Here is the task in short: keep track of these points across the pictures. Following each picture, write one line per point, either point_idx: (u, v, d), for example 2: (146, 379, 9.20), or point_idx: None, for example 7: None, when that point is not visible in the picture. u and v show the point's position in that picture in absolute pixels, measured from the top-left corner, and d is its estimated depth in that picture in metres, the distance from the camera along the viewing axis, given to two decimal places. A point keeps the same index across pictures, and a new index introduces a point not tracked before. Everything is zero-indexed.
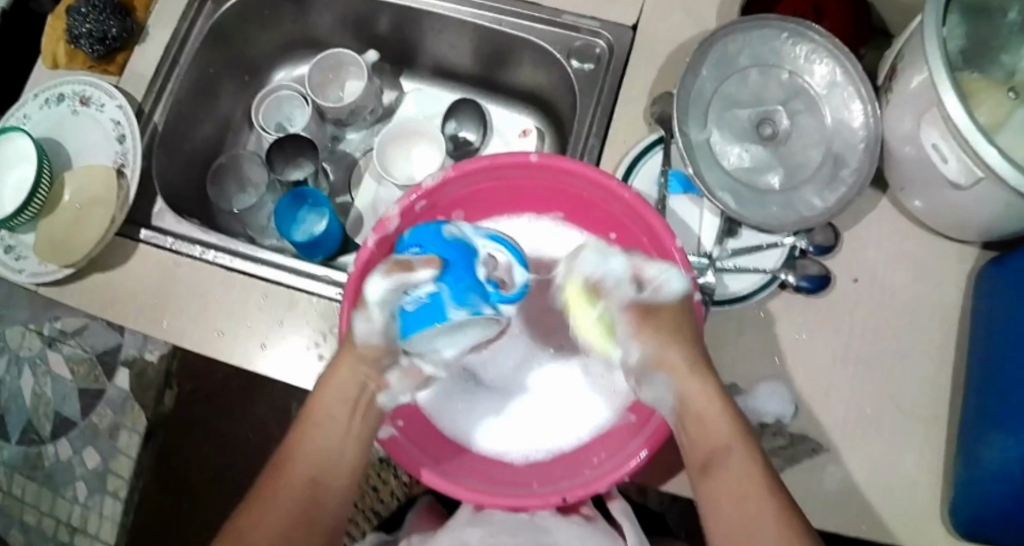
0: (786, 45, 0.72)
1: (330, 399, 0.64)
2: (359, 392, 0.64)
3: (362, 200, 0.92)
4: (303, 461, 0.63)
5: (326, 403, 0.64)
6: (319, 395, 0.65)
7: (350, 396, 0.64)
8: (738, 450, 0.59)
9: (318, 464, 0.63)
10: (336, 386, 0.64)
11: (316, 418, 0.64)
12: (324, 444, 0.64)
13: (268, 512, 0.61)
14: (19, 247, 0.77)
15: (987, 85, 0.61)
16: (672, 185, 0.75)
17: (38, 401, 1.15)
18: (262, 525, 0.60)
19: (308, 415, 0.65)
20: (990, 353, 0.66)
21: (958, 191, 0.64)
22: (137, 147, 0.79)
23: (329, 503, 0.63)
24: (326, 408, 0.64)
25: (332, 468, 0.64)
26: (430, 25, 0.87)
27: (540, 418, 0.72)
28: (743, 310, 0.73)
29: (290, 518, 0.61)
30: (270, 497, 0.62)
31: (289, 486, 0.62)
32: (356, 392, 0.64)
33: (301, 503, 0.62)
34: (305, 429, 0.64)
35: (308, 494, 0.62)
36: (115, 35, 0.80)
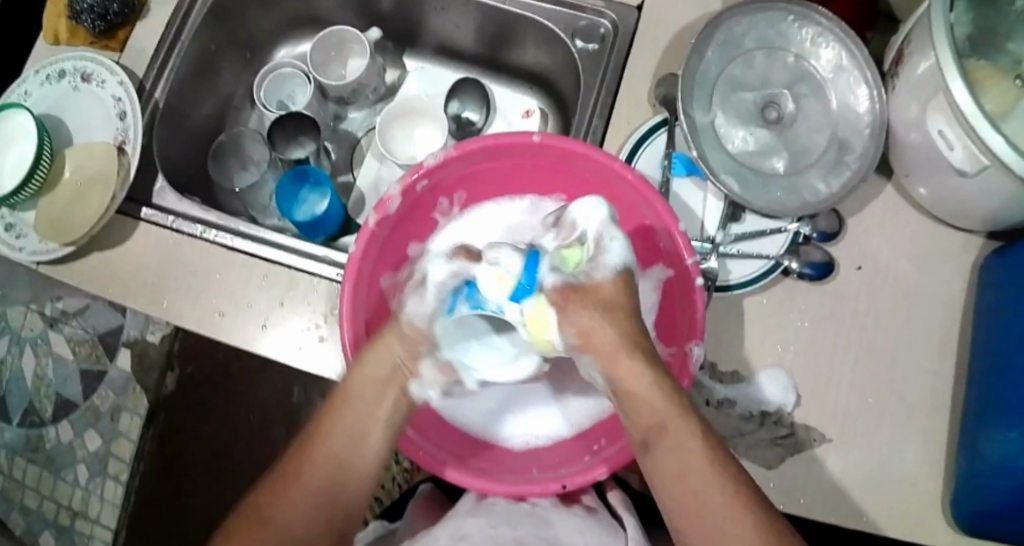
0: (793, 28, 0.71)
1: (363, 378, 0.60)
2: (394, 373, 0.60)
3: (364, 178, 0.91)
4: (331, 438, 0.60)
5: (357, 390, 0.61)
6: (353, 375, 0.61)
7: (383, 375, 0.60)
8: (682, 426, 0.56)
9: (346, 443, 0.60)
10: (373, 362, 0.60)
11: (349, 396, 0.61)
12: (354, 422, 0.60)
13: (292, 492, 0.59)
14: (20, 226, 0.77)
15: (992, 74, 0.60)
16: (676, 167, 0.74)
17: (39, 382, 1.18)
18: (285, 506, 0.59)
19: (342, 392, 0.61)
20: (993, 343, 0.65)
21: (964, 179, 0.63)
22: (137, 123, 0.78)
23: (354, 480, 0.61)
24: (359, 386, 0.60)
25: (360, 447, 0.61)
26: (433, 5, 0.86)
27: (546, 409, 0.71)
28: (744, 296, 0.72)
29: (314, 498, 0.59)
30: (296, 474, 0.60)
31: (317, 466, 0.60)
32: (385, 381, 0.61)
33: (326, 484, 0.60)
34: (341, 405, 0.61)
35: (333, 473, 0.60)
36: (116, 11, 0.80)
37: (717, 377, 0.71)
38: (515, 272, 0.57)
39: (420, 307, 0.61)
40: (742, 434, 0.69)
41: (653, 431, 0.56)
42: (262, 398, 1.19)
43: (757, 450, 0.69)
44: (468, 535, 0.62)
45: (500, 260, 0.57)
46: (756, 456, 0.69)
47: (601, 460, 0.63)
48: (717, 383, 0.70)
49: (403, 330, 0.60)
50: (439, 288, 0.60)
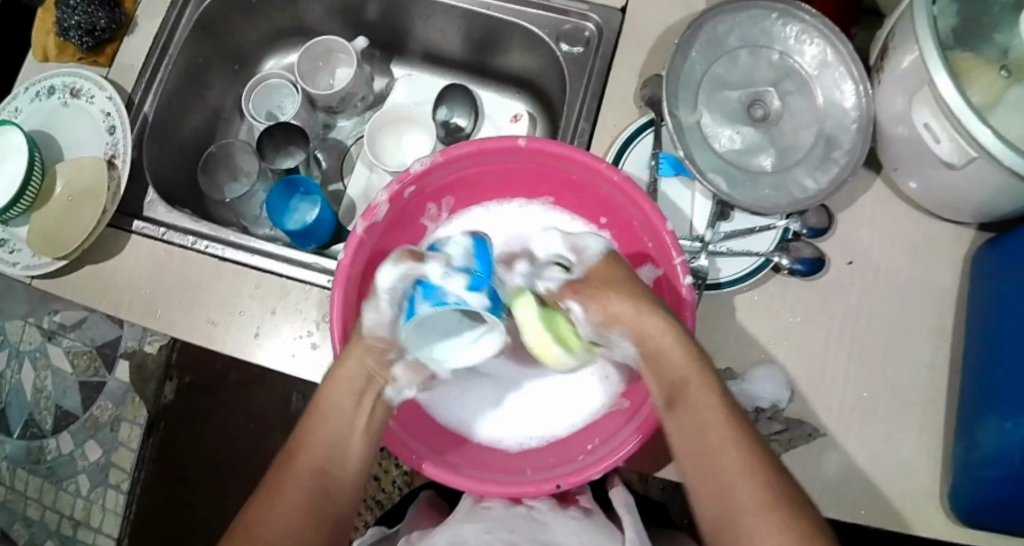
0: (776, 26, 0.71)
1: (337, 390, 0.62)
2: (366, 383, 0.62)
3: (354, 186, 0.90)
4: (313, 453, 0.62)
5: (330, 402, 0.63)
6: (329, 386, 0.63)
7: (358, 386, 0.62)
8: (699, 385, 0.59)
9: (328, 456, 0.62)
10: (343, 375, 0.62)
11: (326, 410, 0.63)
12: (334, 435, 0.62)
13: (276, 514, 0.59)
14: (13, 241, 0.77)
15: (980, 63, 0.60)
16: (663, 167, 0.74)
17: (39, 395, 1.18)
18: (269, 529, 0.58)
19: (318, 407, 0.63)
20: (986, 334, 0.65)
21: (952, 171, 0.63)
22: (126, 137, 0.78)
23: (337, 494, 0.62)
24: (335, 398, 0.62)
25: (341, 459, 0.62)
26: (420, 11, 0.86)
27: (537, 411, 0.71)
28: (734, 294, 0.72)
29: (299, 517, 0.59)
30: (280, 495, 0.60)
31: (301, 483, 0.60)
32: (356, 389, 0.62)
33: (311, 499, 0.60)
34: (317, 421, 0.63)
35: (317, 487, 0.61)
36: (104, 27, 0.81)
37: None
38: (471, 264, 0.57)
39: (378, 317, 0.60)
40: None
41: (675, 391, 0.60)
42: (262, 405, 1.20)
43: None
44: (466, 542, 0.62)
45: (450, 254, 0.57)
46: None
47: (594, 458, 0.63)
48: None
49: (367, 342, 0.60)
50: (391, 293, 0.58)
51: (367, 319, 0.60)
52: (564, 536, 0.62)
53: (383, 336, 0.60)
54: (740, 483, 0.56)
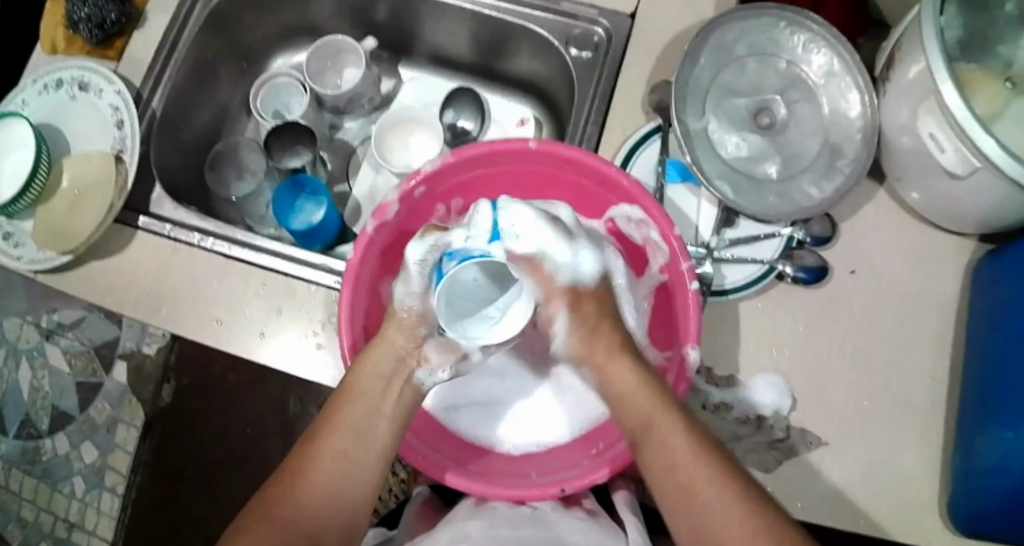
0: (784, 35, 0.72)
1: (366, 372, 0.61)
2: (397, 367, 0.61)
3: (360, 186, 0.92)
4: (340, 434, 0.60)
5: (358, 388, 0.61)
6: (361, 367, 0.61)
7: (385, 373, 0.61)
8: (664, 419, 0.57)
9: (356, 435, 0.60)
10: (375, 359, 0.61)
11: (356, 390, 0.61)
12: (359, 416, 0.60)
13: (298, 492, 0.58)
14: (17, 234, 0.77)
15: (981, 76, 0.61)
16: (669, 173, 0.75)
17: (36, 394, 1.15)
18: (290, 507, 0.58)
19: (345, 391, 0.61)
20: (987, 343, 0.66)
21: (956, 181, 0.64)
22: (135, 131, 0.79)
23: (364, 476, 0.60)
24: (367, 377, 0.61)
25: (369, 440, 0.60)
26: (429, 14, 0.87)
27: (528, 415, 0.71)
28: (739, 300, 0.72)
29: (324, 496, 0.59)
30: (305, 472, 0.59)
31: (328, 462, 0.59)
32: (385, 376, 0.61)
33: (338, 480, 0.59)
34: (343, 403, 0.61)
35: (343, 467, 0.60)
36: (113, 20, 0.80)
37: (713, 381, 0.71)
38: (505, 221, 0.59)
39: (409, 291, 0.60)
40: (739, 438, 0.70)
41: (637, 431, 0.58)
42: (260, 408, 1.19)
43: (754, 454, 0.69)
44: (469, 535, 0.62)
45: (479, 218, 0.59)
46: (754, 460, 0.69)
47: (599, 464, 0.63)
48: (713, 387, 0.71)
49: (402, 319, 0.60)
50: (421, 267, 0.59)
51: (397, 296, 0.60)
52: (567, 534, 0.62)
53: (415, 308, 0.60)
54: (718, 519, 0.54)
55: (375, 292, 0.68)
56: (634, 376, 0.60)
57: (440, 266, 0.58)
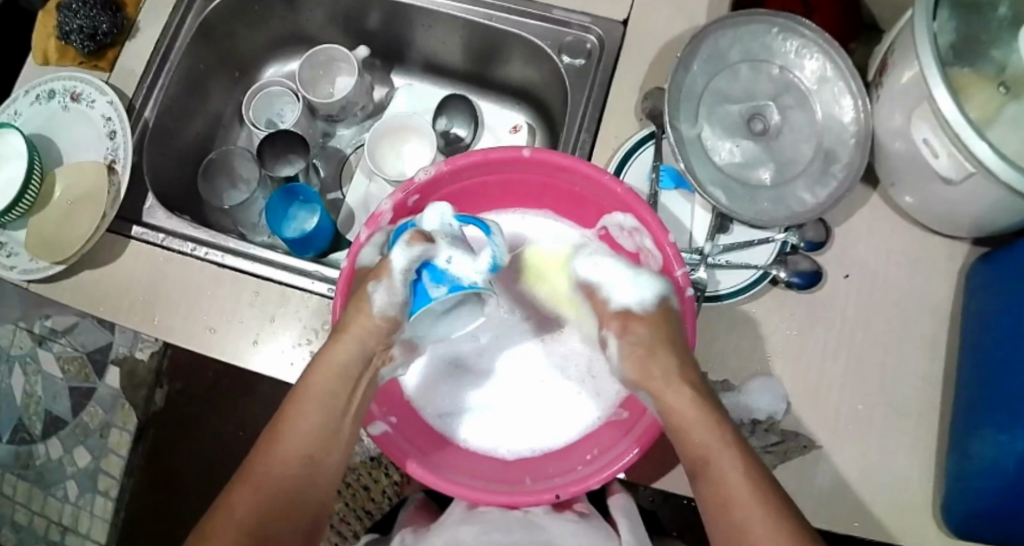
0: (777, 41, 0.72)
1: (324, 375, 0.63)
2: (361, 367, 0.64)
3: (353, 194, 0.91)
4: (296, 437, 0.62)
5: (317, 390, 0.63)
6: (318, 371, 0.63)
7: (352, 371, 0.64)
8: (725, 456, 0.58)
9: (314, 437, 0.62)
10: (341, 353, 0.63)
11: (311, 393, 0.63)
12: (318, 419, 0.62)
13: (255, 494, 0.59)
14: (9, 244, 0.77)
15: (976, 80, 0.61)
16: (663, 179, 0.75)
17: (29, 399, 1.16)
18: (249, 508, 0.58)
19: (300, 394, 0.63)
20: (981, 347, 0.66)
21: (948, 186, 0.64)
22: (127, 142, 0.78)
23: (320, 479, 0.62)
24: (325, 379, 0.63)
25: (326, 442, 0.62)
26: (421, 20, 0.87)
27: (518, 420, 0.71)
28: (734, 305, 0.73)
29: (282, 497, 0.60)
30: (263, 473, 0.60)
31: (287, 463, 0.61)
32: (349, 374, 0.63)
33: (295, 481, 0.61)
34: (298, 407, 0.62)
35: (302, 470, 0.61)
36: (106, 31, 0.80)
37: None
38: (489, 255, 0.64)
39: (390, 297, 0.63)
40: None
41: (701, 464, 0.59)
42: (253, 414, 1.19)
43: None
44: (461, 543, 0.63)
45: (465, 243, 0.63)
46: None
47: (594, 470, 0.63)
48: None
49: (375, 323, 0.64)
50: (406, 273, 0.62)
51: (376, 300, 0.63)
52: (565, 540, 0.62)
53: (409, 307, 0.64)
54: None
55: None
56: (695, 416, 0.60)
57: (421, 280, 0.63)
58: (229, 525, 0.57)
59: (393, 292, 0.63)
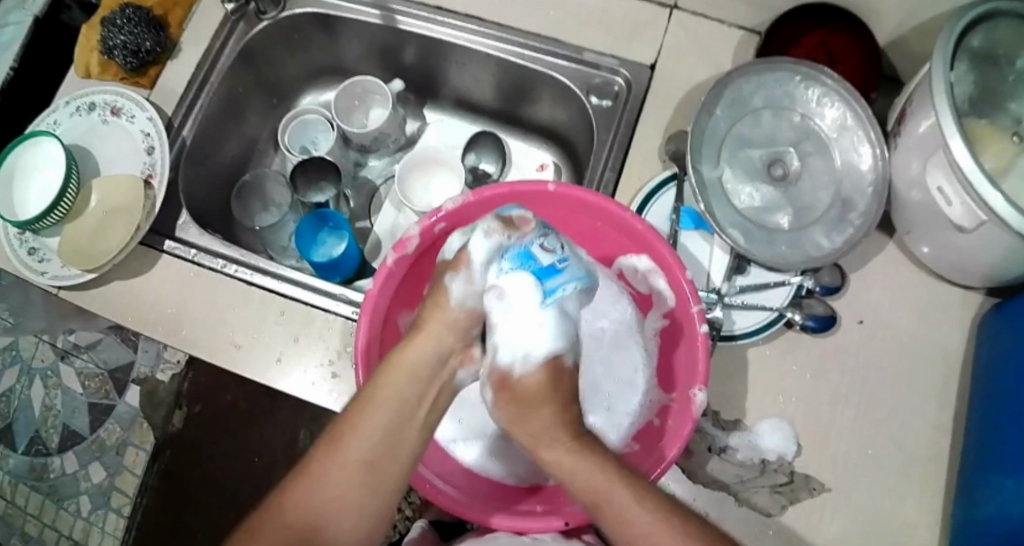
0: (799, 89, 0.74)
1: (400, 378, 0.59)
2: (435, 368, 0.59)
3: (381, 223, 0.95)
4: (358, 443, 0.57)
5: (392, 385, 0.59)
6: (391, 370, 0.59)
7: (424, 372, 0.59)
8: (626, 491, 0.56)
9: (376, 450, 0.57)
10: (412, 355, 0.59)
11: (381, 397, 0.58)
12: (381, 436, 0.58)
13: (309, 502, 0.57)
14: (42, 250, 0.79)
15: (990, 131, 0.63)
16: (684, 220, 0.77)
17: (47, 413, 1.18)
18: (292, 517, 0.57)
19: (372, 390, 0.59)
20: (990, 392, 0.67)
21: (962, 234, 0.65)
22: (165, 158, 0.81)
23: (384, 489, 0.58)
24: (394, 385, 0.58)
25: (392, 451, 0.58)
26: (453, 57, 0.90)
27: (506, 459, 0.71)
28: (748, 345, 0.73)
29: (333, 511, 0.57)
30: (320, 477, 0.57)
31: (344, 475, 0.57)
32: (422, 376, 0.59)
33: (356, 491, 0.57)
34: (355, 422, 0.58)
35: (364, 480, 0.57)
36: (148, 49, 0.84)
37: (719, 424, 0.72)
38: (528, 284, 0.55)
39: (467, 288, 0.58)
40: (744, 480, 0.70)
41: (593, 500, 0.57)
42: (267, 437, 1.19)
43: (757, 498, 0.69)
44: None
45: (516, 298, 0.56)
46: (757, 503, 0.69)
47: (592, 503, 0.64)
48: (719, 430, 0.72)
49: (451, 315, 0.59)
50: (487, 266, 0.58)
51: (453, 291, 0.59)
52: None
53: (463, 314, 0.59)
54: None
55: (393, 322, 0.70)
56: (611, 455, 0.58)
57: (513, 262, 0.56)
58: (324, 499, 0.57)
59: (471, 281, 0.58)
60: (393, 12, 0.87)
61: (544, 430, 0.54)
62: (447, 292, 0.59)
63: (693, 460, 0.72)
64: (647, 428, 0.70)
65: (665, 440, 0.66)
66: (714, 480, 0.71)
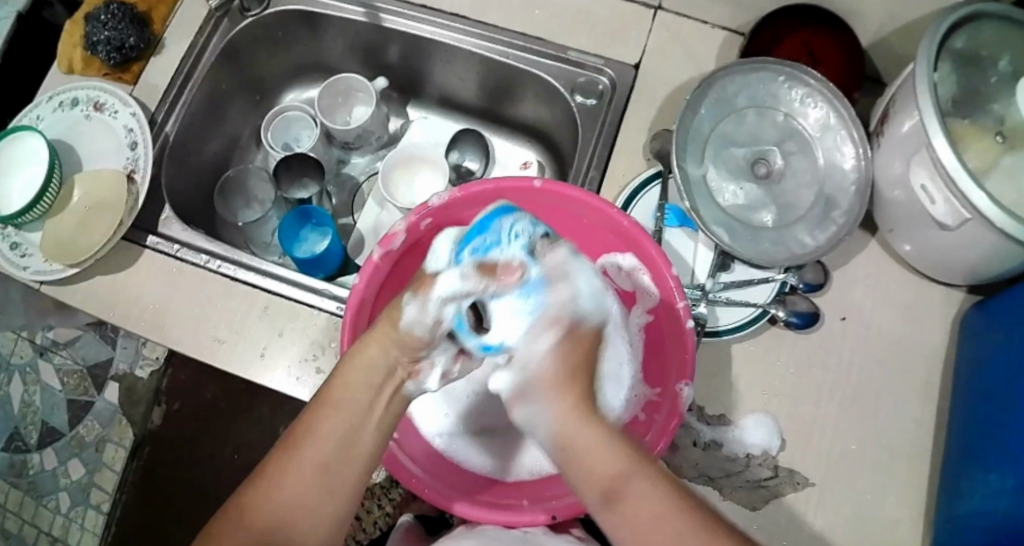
0: (783, 88, 0.75)
1: (357, 377, 0.58)
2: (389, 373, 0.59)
3: (364, 221, 0.94)
4: (314, 443, 0.56)
5: (347, 385, 0.58)
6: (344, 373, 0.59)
7: (375, 378, 0.59)
8: None
9: (331, 452, 0.57)
10: (363, 367, 0.59)
11: (338, 399, 0.58)
12: (336, 439, 0.57)
13: (264, 508, 0.55)
14: (24, 245, 0.78)
15: (973, 131, 0.64)
16: (667, 218, 0.77)
17: (26, 409, 1.16)
18: (246, 525, 0.55)
19: (330, 392, 0.58)
20: (972, 387, 0.68)
21: (945, 231, 0.66)
22: (148, 153, 0.80)
23: (340, 491, 0.57)
24: (350, 388, 0.58)
25: (348, 454, 0.57)
26: (439, 56, 0.90)
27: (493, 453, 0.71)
28: (731, 342, 0.74)
29: (289, 516, 0.55)
30: (275, 480, 0.56)
31: (298, 478, 0.56)
32: (375, 380, 0.59)
33: (311, 495, 0.56)
34: (309, 427, 0.57)
35: (318, 482, 0.56)
36: (132, 45, 0.83)
37: (704, 419, 0.72)
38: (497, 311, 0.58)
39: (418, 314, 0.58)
40: (728, 475, 0.71)
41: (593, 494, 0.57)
42: (250, 436, 1.18)
43: (742, 493, 0.70)
44: None
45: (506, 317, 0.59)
46: (742, 498, 0.70)
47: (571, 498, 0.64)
48: (704, 425, 0.72)
49: (399, 335, 0.58)
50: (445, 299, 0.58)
51: (406, 314, 0.58)
52: None
53: (418, 335, 0.58)
54: None
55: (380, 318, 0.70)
56: None
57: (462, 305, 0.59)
58: (283, 500, 0.55)
59: (424, 309, 0.58)
60: (379, 10, 0.87)
61: (541, 420, 0.57)
62: (400, 312, 0.59)
63: (677, 454, 0.72)
64: (633, 422, 0.70)
65: (652, 432, 0.66)
66: (699, 474, 0.71)
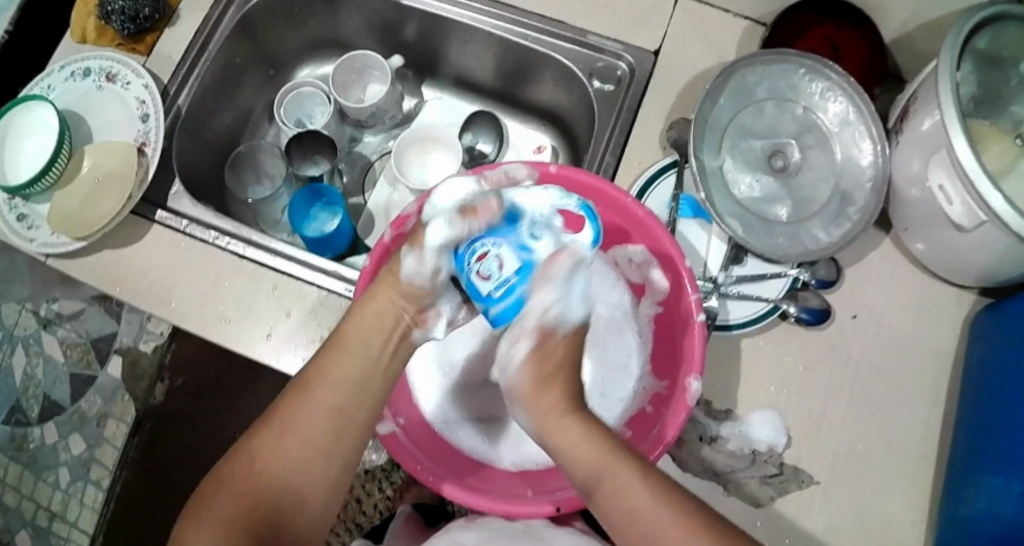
0: (803, 81, 0.74)
1: (366, 326, 0.60)
2: (396, 321, 0.61)
3: (376, 201, 0.94)
4: (323, 389, 0.58)
5: (355, 337, 0.60)
6: (353, 322, 0.60)
7: (385, 326, 0.60)
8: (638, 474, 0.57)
9: (341, 397, 0.58)
10: (372, 312, 0.60)
11: (348, 347, 0.60)
12: (343, 386, 0.59)
13: (273, 454, 0.57)
14: (31, 216, 0.78)
15: (994, 132, 0.63)
16: (682, 208, 0.77)
17: (28, 383, 1.15)
18: (253, 473, 0.56)
19: (338, 340, 0.60)
20: (980, 391, 0.67)
21: (960, 233, 0.66)
22: (159, 126, 0.80)
23: (348, 437, 0.59)
24: (360, 335, 0.60)
25: (349, 412, 0.59)
26: (456, 35, 0.89)
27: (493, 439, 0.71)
28: (742, 335, 0.73)
29: (295, 462, 0.57)
30: (285, 426, 0.58)
31: (308, 423, 0.58)
32: (385, 328, 0.60)
33: (320, 438, 0.58)
34: (309, 384, 0.59)
35: (327, 427, 0.58)
36: (147, 15, 0.83)
37: (711, 414, 0.72)
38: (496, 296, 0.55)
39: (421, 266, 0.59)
40: (734, 471, 0.70)
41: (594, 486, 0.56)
42: (250, 415, 1.17)
43: (747, 489, 0.70)
44: None
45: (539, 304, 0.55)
46: (746, 494, 0.70)
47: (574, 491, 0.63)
48: (711, 419, 0.72)
49: (406, 282, 0.60)
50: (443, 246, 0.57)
51: (406, 264, 0.59)
52: None
53: (420, 284, 0.60)
54: None
55: None
56: None
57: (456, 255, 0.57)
58: (293, 450, 0.57)
59: (423, 260, 0.58)
60: None
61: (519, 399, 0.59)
62: (402, 263, 0.60)
63: (684, 448, 0.72)
64: (640, 414, 0.70)
65: (658, 427, 0.65)
66: (704, 469, 0.71)
